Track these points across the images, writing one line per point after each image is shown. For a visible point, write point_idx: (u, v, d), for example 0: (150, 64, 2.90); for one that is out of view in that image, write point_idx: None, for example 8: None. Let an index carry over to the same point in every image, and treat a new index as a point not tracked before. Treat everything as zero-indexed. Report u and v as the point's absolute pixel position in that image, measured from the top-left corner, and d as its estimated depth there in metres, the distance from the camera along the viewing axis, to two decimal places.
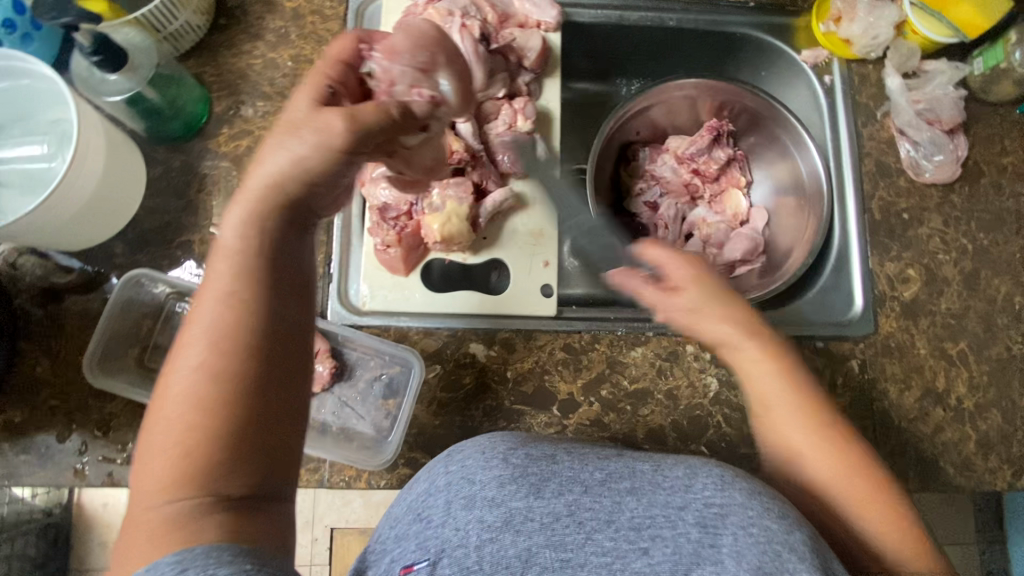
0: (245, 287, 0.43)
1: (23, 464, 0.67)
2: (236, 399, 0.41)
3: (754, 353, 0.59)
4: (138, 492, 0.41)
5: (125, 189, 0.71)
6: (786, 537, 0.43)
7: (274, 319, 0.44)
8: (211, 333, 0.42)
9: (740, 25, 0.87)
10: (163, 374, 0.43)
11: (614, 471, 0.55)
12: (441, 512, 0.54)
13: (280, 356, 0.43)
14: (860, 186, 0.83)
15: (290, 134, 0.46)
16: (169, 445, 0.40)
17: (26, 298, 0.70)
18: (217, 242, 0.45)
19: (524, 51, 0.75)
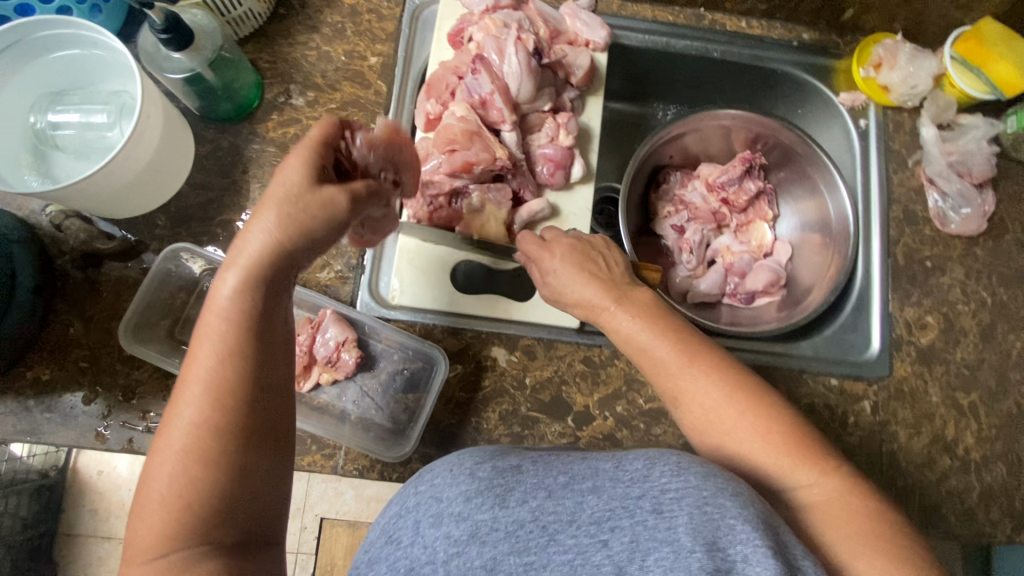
0: (236, 350, 0.48)
1: (46, 422, 0.69)
2: (230, 453, 0.47)
3: (650, 340, 0.64)
4: (133, 544, 0.46)
5: (174, 164, 0.73)
6: (740, 510, 0.44)
7: (263, 379, 0.49)
8: (207, 395, 0.47)
9: (782, 63, 0.89)
10: (159, 432, 0.48)
11: (577, 472, 0.51)
12: (410, 534, 0.49)
13: (267, 415, 0.49)
14: (886, 231, 0.84)
15: (284, 206, 0.48)
16: (168, 499, 0.45)
17: (68, 260, 0.72)
18: (208, 301, 0.49)
19: (573, 68, 0.77)
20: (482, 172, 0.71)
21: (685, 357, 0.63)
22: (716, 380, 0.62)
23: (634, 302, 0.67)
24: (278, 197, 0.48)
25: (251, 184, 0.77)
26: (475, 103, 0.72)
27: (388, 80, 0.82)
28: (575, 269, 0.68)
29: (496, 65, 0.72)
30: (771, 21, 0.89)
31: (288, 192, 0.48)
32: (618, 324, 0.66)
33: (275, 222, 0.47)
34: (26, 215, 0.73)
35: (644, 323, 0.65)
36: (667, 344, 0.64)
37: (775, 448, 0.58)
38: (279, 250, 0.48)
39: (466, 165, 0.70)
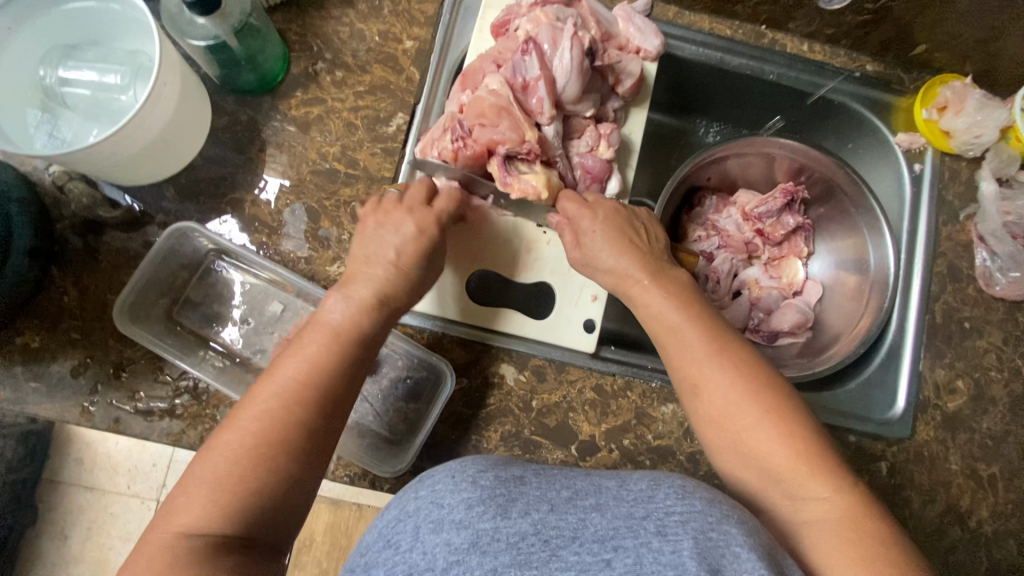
0: (332, 363, 0.55)
1: (31, 392, 0.66)
2: (291, 455, 0.50)
3: (679, 319, 0.61)
4: (174, 513, 0.47)
5: (190, 135, 0.69)
6: (745, 541, 0.41)
7: (344, 399, 0.55)
8: (296, 396, 0.52)
9: (841, 92, 0.83)
10: (234, 416, 0.52)
11: (580, 489, 0.49)
12: (408, 539, 0.44)
13: (330, 431, 0.54)
14: (926, 286, 0.80)
15: (411, 259, 0.62)
16: (224, 480, 0.48)
17: (68, 225, 0.69)
18: (324, 316, 0.58)
19: (622, 75, 0.72)
20: (507, 154, 0.65)
21: (711, 342, 0.60)
22: (741, 376, 0.57)
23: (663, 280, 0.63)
24: (409, 253, 0.61)
25: (267, 163, 0.72)
26: (515, 84, 0.66)
27: (422, 67, 0.76)
28: (611, 237, 0.64)
29: (548, 54, 0.66)
30: (835, 48, 0.84)
31: (415, 250, 0.62)
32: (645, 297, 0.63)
33: (402, 272, 0.61)
34: (28, 171, 0.69)
35: (676, 303, 0.62)
36: (694, 329, 0.60)
37: (793, 456, 0.54)
38: (394, 293, 0.60)
39: (488, 144, 0.65)
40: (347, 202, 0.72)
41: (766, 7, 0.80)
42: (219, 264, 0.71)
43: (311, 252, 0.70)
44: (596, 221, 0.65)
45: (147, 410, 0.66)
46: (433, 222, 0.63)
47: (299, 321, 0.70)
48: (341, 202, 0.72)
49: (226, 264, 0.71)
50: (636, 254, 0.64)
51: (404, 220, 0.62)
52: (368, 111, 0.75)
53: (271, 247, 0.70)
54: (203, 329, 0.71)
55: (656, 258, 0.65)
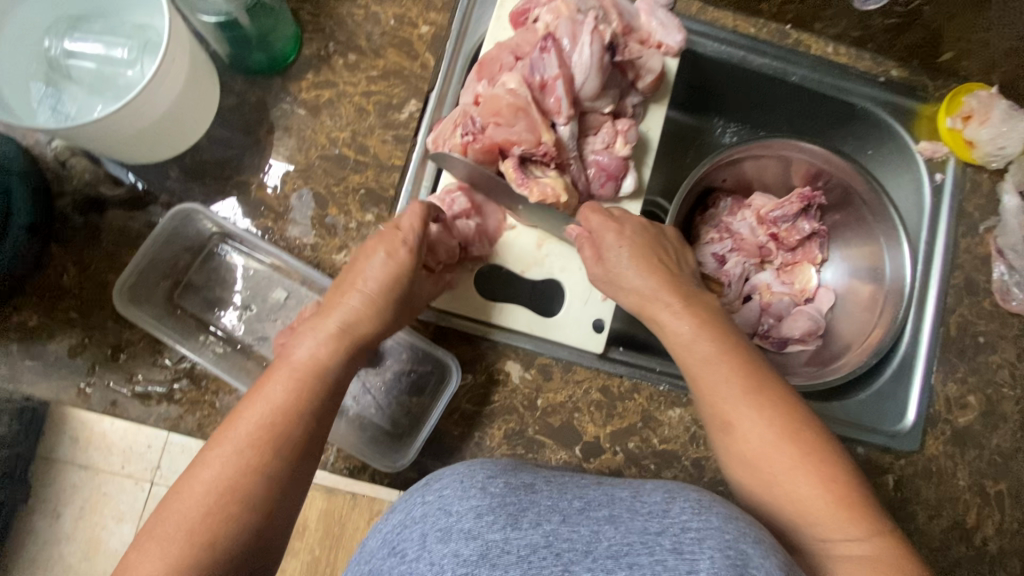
0: (300, 401, 0.50)
1: (27, 370, 0.64)
2: (256, 502, 0.46)
3: (711, 350, 0.58)
4: (126, 571, 0.43)
5: (197, 114, 0.67)
6: (763, 562, 0.39)
7: (309, 440, 0.50)
8: (255, 440, 0.48)
9: (863, 97, 0.81)
10: (195, 462, 0.47)
11: (593, 499, 0.47)
12: (415, 547, 0.43)
13: (298, 475, 0.49)
14: (942, 299, 0.78)
15: (387, 286, 0.56)
16: (183, 532, 0.44)
17: (68, 201, 0.67)
18: (290, 352, 0.53)
19: (643, 71, 0.70)
20: (523, 155, 0.64)
21: (744, 377, 0.57)
22: (775, 415, 0.55)
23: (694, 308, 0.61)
24: (377, 281, 0.56)
25: (275, 146, 0.71)
26: (533, 83, 0.65)
27: (437, 53, 0.74)
28: (639, 258, 0.63)
29: (567, 50, 0.64)
30: (860, 51, 0.82)
31: (384, 279, 0.56)
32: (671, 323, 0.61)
33: (377, 300, 0.56)
34: (29, 145, 0.67)
35: (700, 329, 0.60)
36: (726, 364, 0.58)
37: (830, 503, 0.51)
38: (366, 323, 0.55)
39: (504, 144, 0.64)
40: (355, 188, 0.70)
41: (793, 6, 0.78)
42: (223, 248, 0.69)
43: (318, 239, 0.69)
44: (624, 238, 0.63)
45: (145, 394, 0.65)
46: (403, 242, 0.57)
47: (302, 308, 0.67)
48: (350, 188, 0.70)
49: (229, 247, 0.69)
50: (659, 268, 0.63)
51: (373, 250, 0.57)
52: (381, 97, 0.73)
53: (277, 233, 0.69)
54: (203, 313, 0.69)
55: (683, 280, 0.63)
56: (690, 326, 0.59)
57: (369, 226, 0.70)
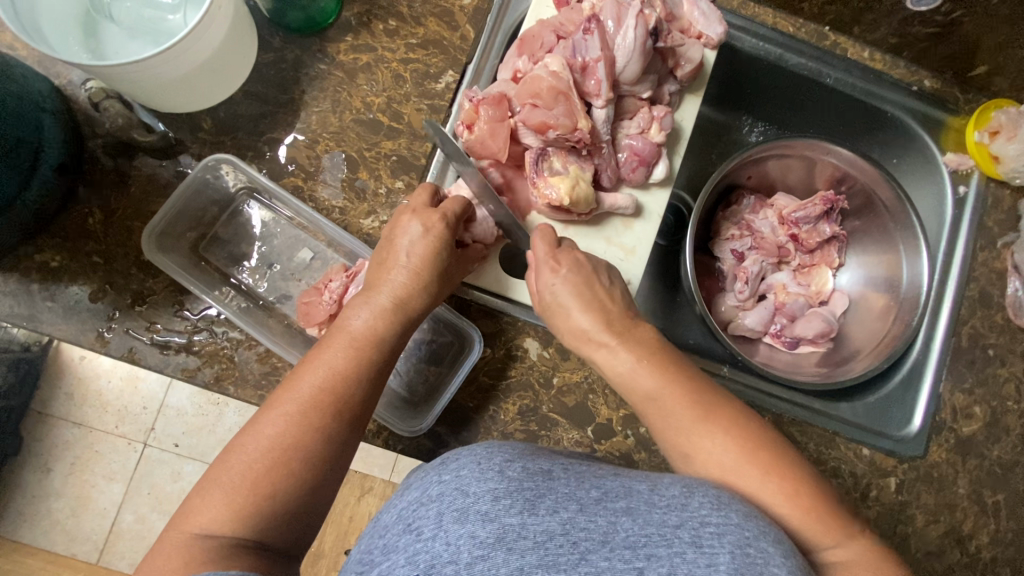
0: (353, 370, 0.52)
1: (46, 311, 0.64)
2: (308, 461, 0.48)
3: (653, 385, 0.57)
4: (190, 513, 0.45)
5: (234, 67, 0.66)
6: (781, 561, 0.40)
7: (363, 406, 0.52)
8: (315, 403, 0.49)
9: (895, 105, 0.82)
10: (253, 421, 0.49)
11: (610, 490, 0.44)
12: (431, 525, 0.40)
13: (346, 439, 0.50)
14: (956, 309, 0.79)
15: (430, 262, 0.58)
16: (240, 484, 0.46)
17: (100, 144, 0.66)
18: (345, 322, 0.55)
19: (683, 60, 0.69)
20: (556, 139, 0.64)
21: (693, 402, 0.56)
22: (732, 438, 0.53)
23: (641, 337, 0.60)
24: (421, 256, 0.57)
25: (310, 106, 0.70)
26: (574, 65, 0.64)
27: (477, 26, 0.74)
28: (572, 291, 0.61)
29: (610, 32, 0.64)
30: (896, 58, 0.82)
31: (427, 254, 0.57)
32: (611, 353, 0.59)
33: (421, 275, 0.57)
34: (63, 85, 0.67)
35: (646, 366, 0.58)
36: (674, 393, 0.56)
37: (803, 515, 0.50)
38: (410, 295, 0.57)
39: (541, 126, 0.63)
40: (387, 155, 0.70)
41: (833, 7, 0.78)
42: (249, 203, 0.70)
43: (346, 203, 0.69)
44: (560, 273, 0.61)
45: (163, 343, 0.64)
46: (443, 218, 0.59)
47: (328, 271, 0.68)
48: (382, 154, 0.70)
49: (256, 204, 0.70)
50: None
51: (409, 222, 0.58)
52: (418, 66, 0.72)
53: (306, 193, 0.68)
54: (227, 268, 0.69)
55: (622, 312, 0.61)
56: (620, 338, 0.60)
57: (398, 193, 0.70)
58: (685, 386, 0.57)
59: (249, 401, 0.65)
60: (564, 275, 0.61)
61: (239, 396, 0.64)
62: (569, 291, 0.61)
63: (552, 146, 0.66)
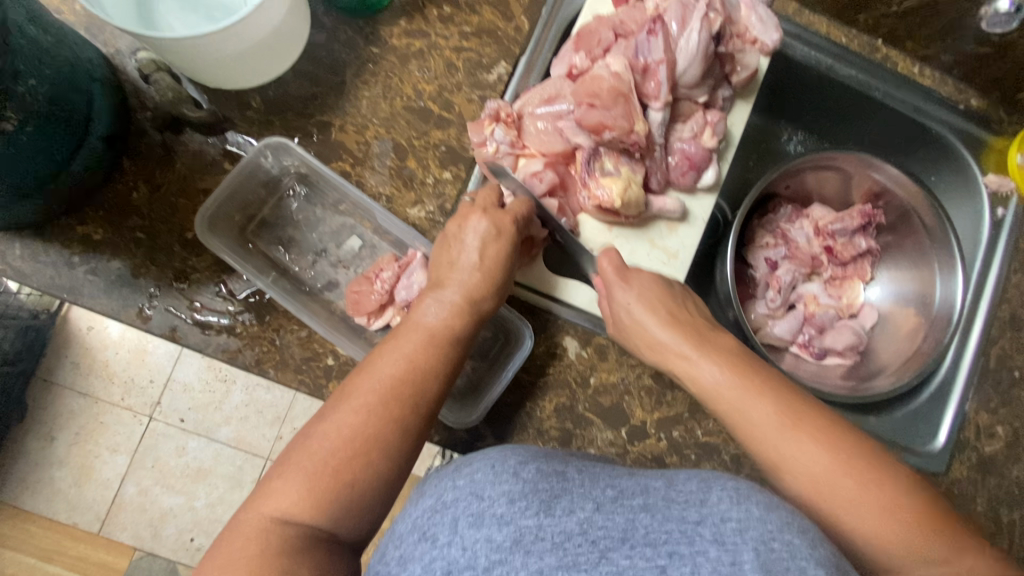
0: (429, 367, 0.54)
1: (87, 284, 0.63)
2: (382, 454, 0.49)
3: (726, 385, 0.56)
4: (267, 496, 0.46)
5: (288, 47, 0.65)
6: (811, 552, 0.37)
7: (435, 404, 0.54)
8: (395, 395, 0.51)
9: (942, 123, 0.82)
10: (329, 409, 0.51)
11: (626, 488, 0.45)
12: (446, 532, 0.41)
13: (415, 435, 0.52)
14: (986, 330, 0.80)
15: (500, 266, 0.60)
16: (317, 472, 0.47)
17: (148, 117, 0.66)
18: (421, 319, 0.57)
19: (740, 67, 0.69)
20: (610, 141, 0.63)
21: (781, 405, 0.53)
22: (816, 440, 0.50)
23: (722, 346, 0.60)
24: (494, 257, 0.60)
25: (361, 90, 0.69)
26: (636, 66, 0.63)
27: (533, 18, 0.73)
28: (648, 308, 0.62)
29: (674, 34, 0.63)
30: (944, 75, 0.82)
31: (498, 257, 0.60)
32: (690, 356, 0.60)
33: (490, 277, 0.60)
34: (111, 53, 0.66)
35: (730, 372, 0.57)
36: (755, 396, 0.54)
37: (900, 525, 0.45)
38: (477, 297, 0.59)
39: (597, 126, 0.62)
40: (436, 144, 0.69)
41: (889, 20, 0.78)
42: (295, 187, 0.69)
43: (394, 190, 0.68)
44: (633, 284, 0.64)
45: (205, 322, 0.64)
46: (514, 219, 0.61)
47: (377, 260, 0.68)
48: (431, 143, 0.69)
49: (302, 189, 0.69)
50: None
51: (478, 221, 0.60)
52: (471, 55, 0.71)
53: (354, 178, 0.68)
54: (271, 250, 0.68)
55: (707, 326, 0.62)
56: (698, 346, 0.60)
57: (446, 184, 0.69)
58: (766, 388, 0.55)
59: (288, 385, 0.65)
60: (635, 292, 0.63)
61: (279, 379, 0.64)
62: (648, 309, 0.62)
63: (605, 147, 0.65)
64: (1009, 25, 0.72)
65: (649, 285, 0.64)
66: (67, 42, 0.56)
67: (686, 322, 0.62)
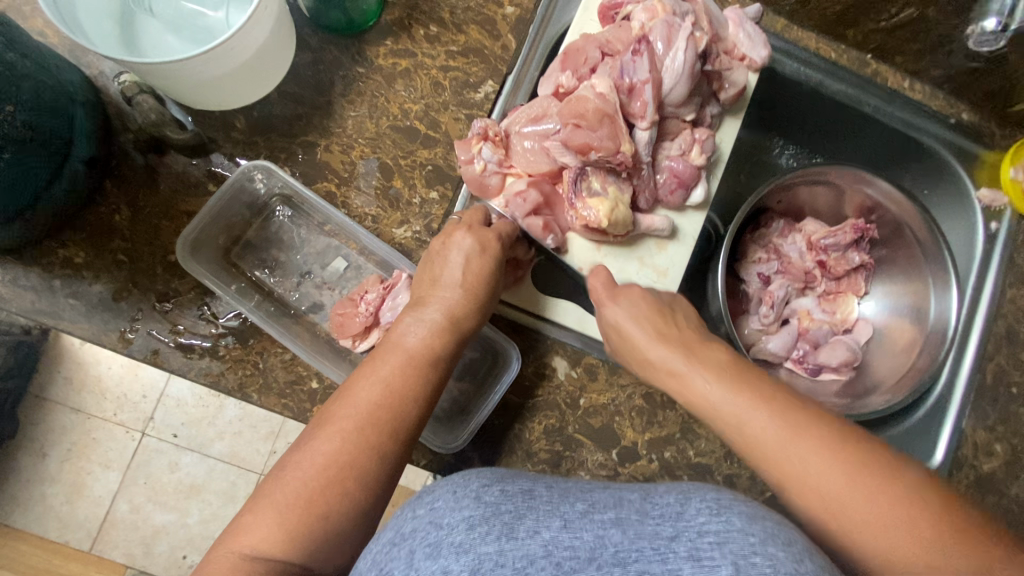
0: (407, 390, 0.53)
1: (68, 308, 0.63)
2: (353, 484, 0.48)
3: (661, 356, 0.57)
4: (241, 531, 0.45)
5: (271, 69, 0.64)
6: (795, 566, 0.35)
7: (416, 429, 0.53)
8: (370, 421, 0.50)
9: (932, 137, 0.81)
10: (303, 438, 0.50)
11: (598, 502, 0.45)
12: (401, 566, 0.40)
13: (393, 462, 0.51)
14: (982, 345, 0.79)
15: (476, 283, 0.59)
16: (288, 504, 0.46)
17: (131, 139, 0.65)
18: (399, 339, 0.56)
19: (727, 84, 0.68)
20: (597, 161, 0.63)
21: (937, 542, 0.41)
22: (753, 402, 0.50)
23: (845, 439, 0.46)
24: (476, 274, 0.59)
25: (346, 109, 0.69)
26: (621, 86, 0.63)
27: (520, 36, 0.72)
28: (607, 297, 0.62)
29: (659, 54, 0.62)
30: (935, 90, 0.82)
31: (480, 274, 0.59)
32: (807, 470, 0.45)
33: (465, 296, 0.59)
34: (94, 75, 0.65)
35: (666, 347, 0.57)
36: (910, 543, 0.41)
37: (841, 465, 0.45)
38: (455, 317, 0.58)
39: (582, 147, 0.62)
40: (423, 164, 0.69)
41: (878, 35, 0.77)
42: (281, 209, 0.68)
43: (379, 210, 0.68)
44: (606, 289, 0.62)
45: (187, 346, 0.63)
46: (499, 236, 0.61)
47: (362, 281, 0.67)
48: (417, 162, 0.69)
49: (288, 210, 0.69)
50: None
51: (463, 237, 0.60)
52: (458, 74, 0.71)
53: (339, 198, 0.67)
54: (255, 272, 0.68)
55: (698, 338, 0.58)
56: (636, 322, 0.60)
57: (432, 203, 0.69)
58: (909, 519, 0.42)
59: (272, 409, 0.64)
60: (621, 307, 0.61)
61: (263, 404, 0.63)
62: (635, 323, 0.59)
63: (592, 167, 0.64)
64: (995, 44, 0.72)
65: (636, 302, 0.61)
66: (47, 67, 0.55)
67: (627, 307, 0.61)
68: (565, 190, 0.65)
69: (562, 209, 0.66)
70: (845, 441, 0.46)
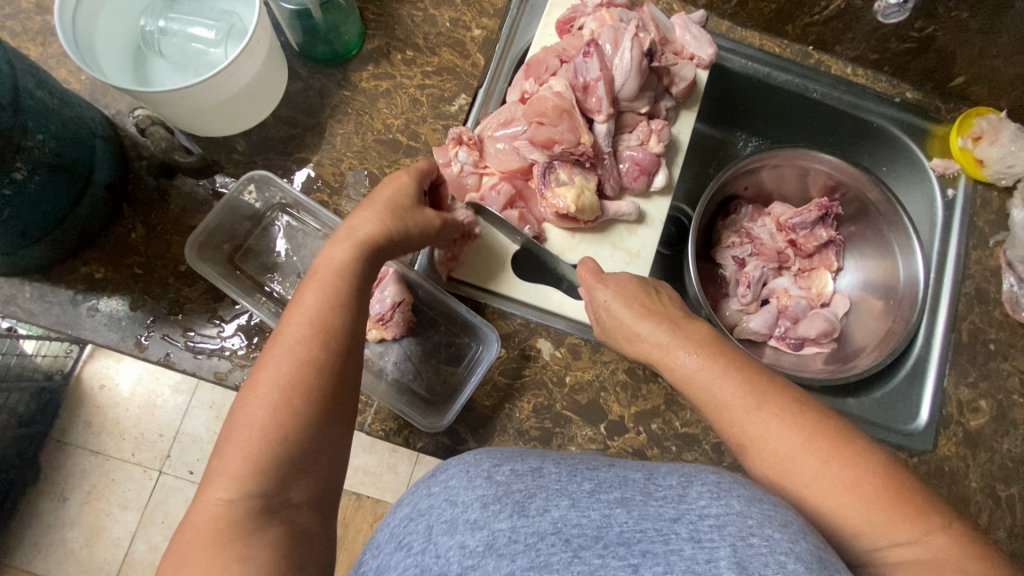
0: (330, 304, 0.54)
1: (88, 319, 0.69)
2: (298, 400, 0.49)
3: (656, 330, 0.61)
4: (213, 482, 0.47)
5: (263, 96, 0.72)
6: (791, 545, 0.36)
7: (351, 333, 0.54)
8: (302, 339, 0.52)
9: (878, 116, 0.87)
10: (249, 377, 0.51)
11: (604, 480, 0.44)
12: (420, 540, 0.41)
13: (335, 370, 0.52)
14: (954, 306, 0.82)
15: (387, 205, 0.61)
16: (246, 442, 0.47)
17: (144, 165, 0.73)
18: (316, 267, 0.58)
19: (677, 78, 0.75)
20: (561, 153, 0.69)
21: (873, 500, 0.45)
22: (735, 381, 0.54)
23: (809, 413, 0.50)
24: (388, 195, 0.62)
25: (335, 128, 0.76)
26: (577, 85, 0.70)
27: (487, 54, 0.80)
28: (625, 304, 0.64)
29: (609, 54, 0.69)
30: (877, 73, 0.88)
31: (388, 198, 0.62)
32: (768, 430, 0.50)
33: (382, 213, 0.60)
34: (112, 114, 0.74)
35: (703, 356, 0.57)
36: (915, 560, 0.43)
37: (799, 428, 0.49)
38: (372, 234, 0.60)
39: (548, 141, 0.68)
40: None
41: (814, 27, 0.84)
42: (279, 218, 0.75)
43: None
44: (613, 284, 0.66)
45: (198, 347, 0.69)
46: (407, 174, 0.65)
47: None
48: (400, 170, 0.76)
49: (287, 219, 0.75)
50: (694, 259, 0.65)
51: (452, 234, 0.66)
52: (433, 91, 0.79)
53: (331, 207, 0.74)
54: (258, 275, 0.74)
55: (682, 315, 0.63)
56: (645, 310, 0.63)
57: None
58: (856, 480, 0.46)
59: None
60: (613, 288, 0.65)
61: None
62: (622, 303, 0.63)
63: (558, 161, 0.70)
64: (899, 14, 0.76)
65: (624, 283, 0.65)
66: (71, 103, 0.62)
67: (660, 312, 0.62)
68: (536, 183, 0.71)
69: (531, 199, 0.73)
70: (804, 411, 0.51)
